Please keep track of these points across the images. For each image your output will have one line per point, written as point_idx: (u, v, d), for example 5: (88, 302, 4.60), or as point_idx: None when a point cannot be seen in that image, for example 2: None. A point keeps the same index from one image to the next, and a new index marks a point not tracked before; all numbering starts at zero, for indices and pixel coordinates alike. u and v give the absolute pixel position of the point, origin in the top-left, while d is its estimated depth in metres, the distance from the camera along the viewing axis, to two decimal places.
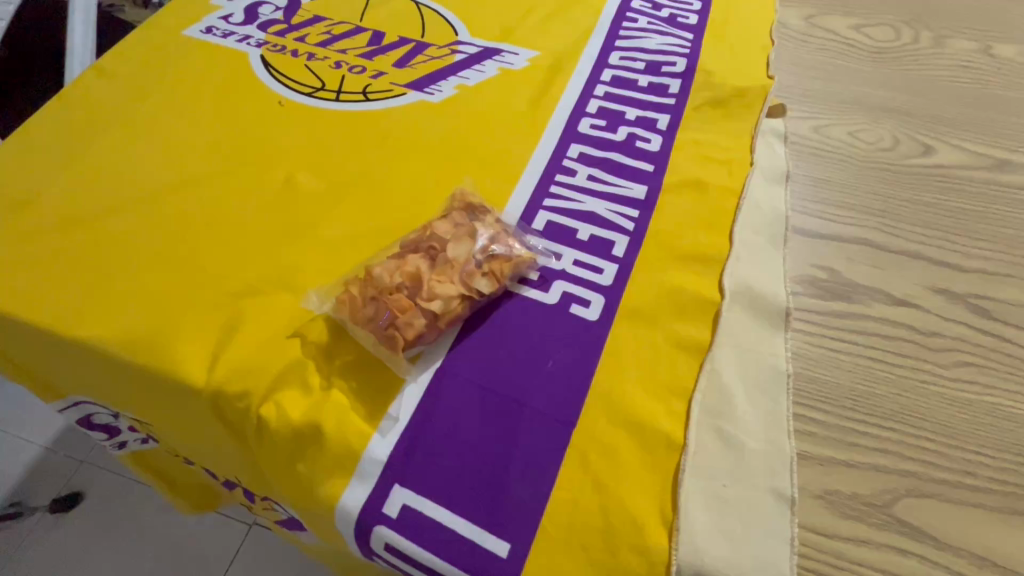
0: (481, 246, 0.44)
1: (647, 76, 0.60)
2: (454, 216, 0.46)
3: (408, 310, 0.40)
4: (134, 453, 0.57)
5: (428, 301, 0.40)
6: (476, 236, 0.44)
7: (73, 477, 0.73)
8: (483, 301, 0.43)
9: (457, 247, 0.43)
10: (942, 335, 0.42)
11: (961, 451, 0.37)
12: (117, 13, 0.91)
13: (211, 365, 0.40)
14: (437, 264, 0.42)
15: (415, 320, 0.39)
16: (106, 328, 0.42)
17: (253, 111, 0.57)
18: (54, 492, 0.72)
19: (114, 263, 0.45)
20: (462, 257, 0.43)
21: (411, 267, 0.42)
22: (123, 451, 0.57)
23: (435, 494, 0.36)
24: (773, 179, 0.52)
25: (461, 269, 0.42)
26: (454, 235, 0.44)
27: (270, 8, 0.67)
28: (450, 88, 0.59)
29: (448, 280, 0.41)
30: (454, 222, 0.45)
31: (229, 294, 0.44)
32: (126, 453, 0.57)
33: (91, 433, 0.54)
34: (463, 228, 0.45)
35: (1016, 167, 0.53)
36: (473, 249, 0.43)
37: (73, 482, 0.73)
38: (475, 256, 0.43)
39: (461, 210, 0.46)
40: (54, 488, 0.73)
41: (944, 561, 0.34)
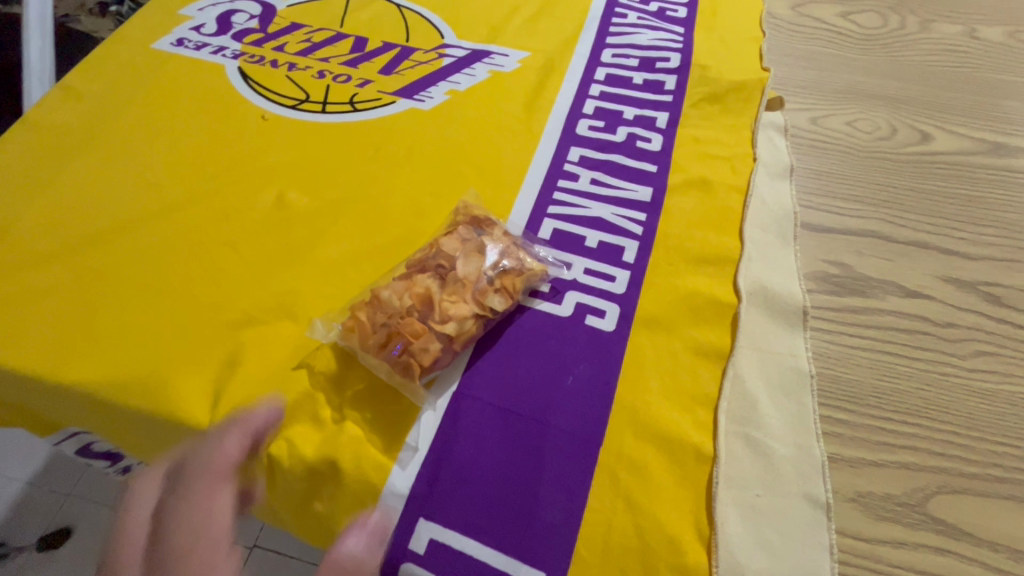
0: (493, 262, 0.42)
1: (641, 74, 0.58)
2: (461, 231, 0.44)
3: (421, 334, 0.38)
4: (141, 477, 0.49)
5: (441, 324, 0.39)
6: (486, 252, 0.43)
7: (59, 510, 0.66)
8: (496, 320, 0.41)
9: (467, 264, 0.42)
10: (957, 325, 0.42)
11: (987, 442, 0.37)
12: (71, 23, 0.87)
13: (214, 403, 0.38)
14: (448, 284, 0.41)
15: (430, 345, 0.38)
16: (96, 369, 0.39)
17: (235, 127, 0.54)
18: (42, 528, 0.65)
19: (99, 298, 0.43)
20: (473, 275, 0.41)
21: (421, 289, 0.40)
22: (129, 475, 0.51)
23: (463, 526, 0.34)
24: (777, 174, 0.51)
25: (473, 288, 0.41)
26: (463, 251, 0.42)
27: (243, 16, 0.64)
28: (441, 94, 0.57)
29: (460, 300, 0.40)
30: (462, 237, 0.43)
31: (227, 325, 0.41)
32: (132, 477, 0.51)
33: (92, 459, 0.49)
34: (471, 244, 0.43)
35: (1011, 150, 0.53)
36: (484, 265, 0.42)
37: (59, 516, 0.66)
38: (486, 272, 0.42)
39: (467, 223, 0.45)
40: (42, 524, 0.66)
41: (981, 557, 0.33)
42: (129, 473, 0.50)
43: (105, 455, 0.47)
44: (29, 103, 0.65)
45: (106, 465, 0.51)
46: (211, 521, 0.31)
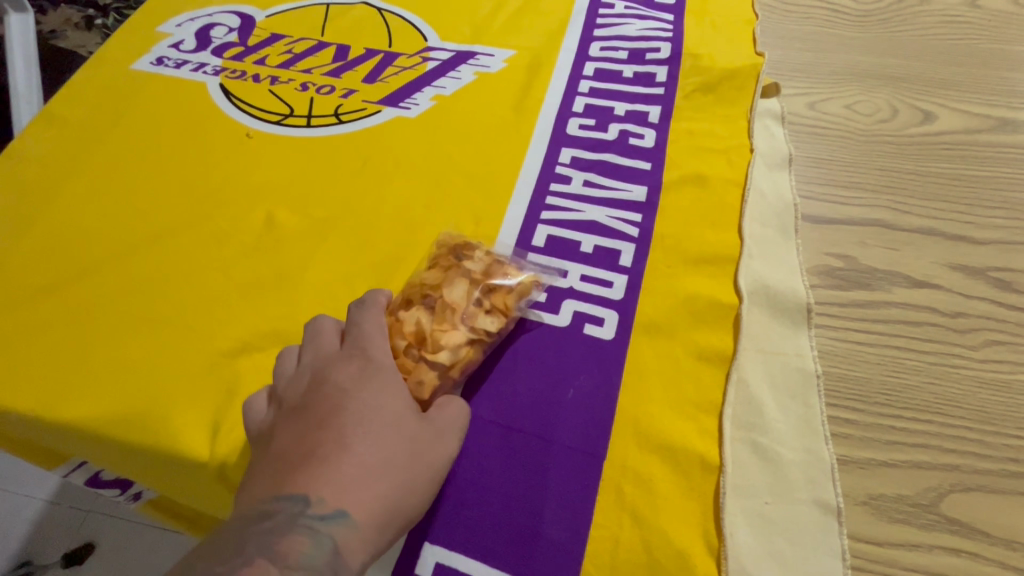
0: (481, 283, 0.40)
1: (631, 67, 0.57)
2: (442, 258, 0.42)
3: (419, 370, 0.36)
4: (151, 502, 0.49)
5: (438, 356, 0.37)
6: (473, 274, 0.41)
7: (80, 530, 0.64)
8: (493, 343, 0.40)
9: (454, 289, 0.40)
10: (966, 315, 0.41)
11: (1002, 436, 0.36)
12: (59, 40, 0.87)
13: (213, 434, 0.38)
14: (437, 314, 0.38)
15: (429, 380, 0.36)
16: (96, 405, 0.39)
17: (220, 146, 0.53)
18: (64, 547, 0.63)
19: (95, 331, 0.42)
20: (463, 300, 0.39)
21: (410, 323, 0.38)
22: (140, 502, 0.50)
23: (467, 549, 0.34)
24: (775, 164, 0.50)
25: (463, 314, 0.39)
26: (447, 277, 0.40)
27: (222, 30, 0.63)
28: (426, 100, 0.55)
29: (453, 329, 0.38)
30: (445, 263, 0.41)
31: (223, 353, 0.41)
32: (143, 503, 0.50)
33: (102, 489, 0.49)
34: (456, 268, 0.41)
35: (1017, 125, 0.52)
36: (472, 288, 0.40)
37: (80, 535, 0.64)
38: (476, 294, 0.40)
39: (447, 248, 0.43)
40: (63, 543, 0.64)
41: (997, 556, 0.33)
42: (140, 500, 0.50)
43: (116, 484, 0.47)
44: (19, 129, 0.64)
45: (118, 494, 0.50)
46: (319, 336, 0.36)
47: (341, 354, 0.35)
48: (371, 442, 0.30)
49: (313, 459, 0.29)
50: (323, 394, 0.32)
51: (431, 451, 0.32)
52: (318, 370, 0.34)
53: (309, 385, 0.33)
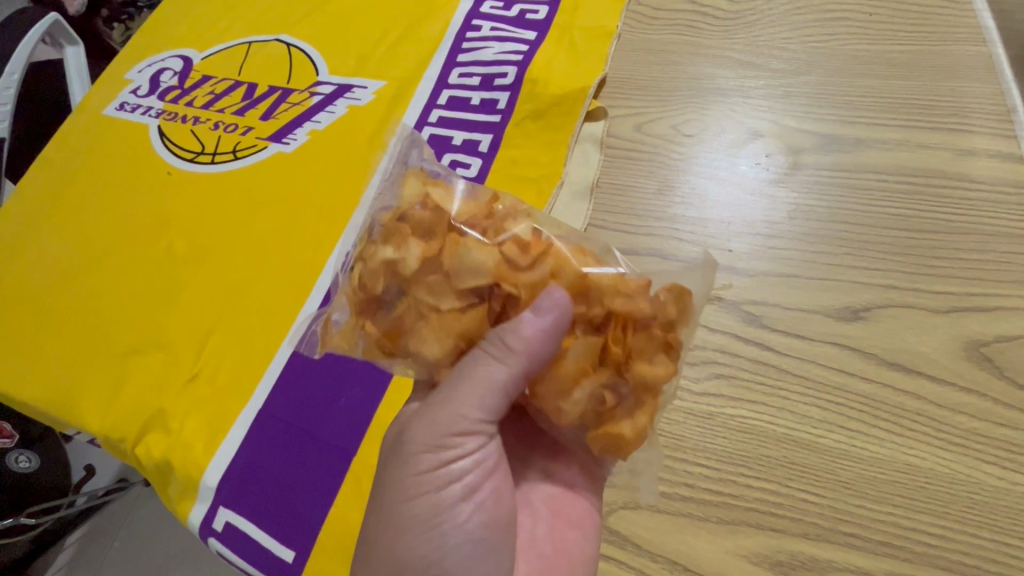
0: (430, 264, 0.34)
1: (480, 93, 0.61)
2: (380, 312, 0.35)
3: (637, 349, 0.33)
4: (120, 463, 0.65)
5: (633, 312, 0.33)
6: (426, 271, 0.34)
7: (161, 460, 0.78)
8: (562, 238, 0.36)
9: (463, 320, 0.34)
10: (702, 348, 0.44)
11: (686, 463, 0.40)
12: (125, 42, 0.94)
13: (103, 416, 0.52)
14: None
15: (645, 339, 0.33)
16: (40, 390, 0.56)
17: (150, 184, 0.66)
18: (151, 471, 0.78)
19: (46, 335, 0.59)
20: (484, 287, 0.33)
21: (563, 357, 0.33)
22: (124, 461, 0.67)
23: (247, 514, 0.47)
24: (578, 193, 0.53)
25: (537, 283, 0.34)
26: (437, 317, 0.34)
27: (169, 74, 0.75)
28: (304, 135, 0.64)
29: (590, 287, 0.33)
30: (402, 313, 0.35)
31: (118, 355, 0.55)
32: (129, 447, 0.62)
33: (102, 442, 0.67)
34: (412, 309, 0.34)
35: (846, 144, 0.50)
36: (453, 271, 0.33)
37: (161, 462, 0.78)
38: (468, 258, 0.33)
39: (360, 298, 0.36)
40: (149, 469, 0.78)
41: (638, 564, 0.38)
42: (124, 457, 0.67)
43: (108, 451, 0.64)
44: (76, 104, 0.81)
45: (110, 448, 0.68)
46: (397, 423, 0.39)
47: (391, 442, 0.36)
48: (389, 533, 0.33)
49: (369, 542, 0.33)
50: (380, 481, 0.35)
51: (437, 472, 0.33)
52: (390, 446, 0.36)
53: (386, 455, 0.36)
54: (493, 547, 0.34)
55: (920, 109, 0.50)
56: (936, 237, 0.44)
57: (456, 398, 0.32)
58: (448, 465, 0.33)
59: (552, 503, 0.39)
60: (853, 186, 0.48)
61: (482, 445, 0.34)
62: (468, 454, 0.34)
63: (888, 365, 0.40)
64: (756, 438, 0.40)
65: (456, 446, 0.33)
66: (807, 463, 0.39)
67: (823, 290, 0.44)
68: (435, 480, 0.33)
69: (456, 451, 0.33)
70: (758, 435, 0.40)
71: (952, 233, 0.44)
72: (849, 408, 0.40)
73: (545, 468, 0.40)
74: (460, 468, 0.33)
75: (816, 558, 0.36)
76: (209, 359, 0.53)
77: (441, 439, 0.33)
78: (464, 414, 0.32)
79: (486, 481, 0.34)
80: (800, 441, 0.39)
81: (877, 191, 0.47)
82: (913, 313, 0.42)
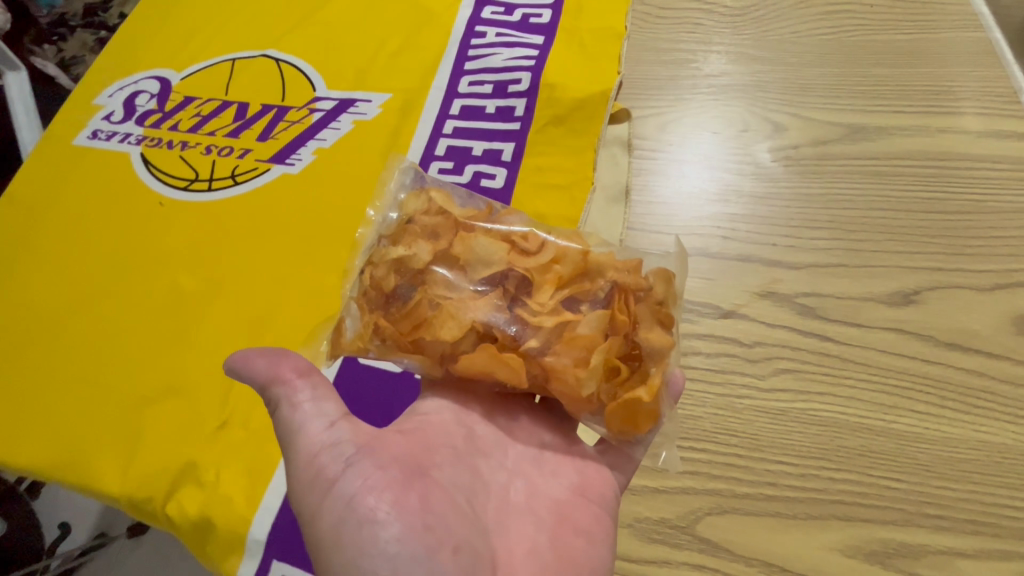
0: (441, 258, 0.35)
1: (494, 100, 0.59)
2: (394, 307, 0.34)
3: (647, 319, 0.34)
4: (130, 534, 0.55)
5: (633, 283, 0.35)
6: (437, 267, 0.35)
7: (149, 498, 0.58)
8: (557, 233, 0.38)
9: (478, 304, 0.34)
10: (763, 344, 0.43)
11: (765, 462, 0.40)
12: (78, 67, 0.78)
13: (122, 475, 0.48)
14: (552, 288, 0.34)
15: (646, 310, 0.35)
16: (43, 456, 0.50)
17: (140, 216, 0.61)
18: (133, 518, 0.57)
19: (40, 392, 0.53)
20: (495, 273, 0.35)
21: (577, 327, 0.33)
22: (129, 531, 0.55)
23: (306, 564, 0.44)
24: (612, 198, 0.52)
25: (543, 267, 0.35)
26: (453, 304, 0.34)
27: (145, 97, 0.70)
28: (309, 154, 0.61)
29: (592, 266, 0.35)
30: (415, 305, 0.34)
31: (130, 407, 0.50)
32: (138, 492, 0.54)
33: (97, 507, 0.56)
34: (427, 300, 0.34)
35: (870, 132, 0.51)
36: (465, 261, 0.35)
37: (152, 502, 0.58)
38: (480, 248, 0.35)
39: (371, 296, 0.35)
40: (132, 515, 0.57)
41: (735, 570, 0.38)
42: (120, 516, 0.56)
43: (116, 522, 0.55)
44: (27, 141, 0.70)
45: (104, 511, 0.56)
46: None
47: None
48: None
49: None
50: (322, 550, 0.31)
51: (326, 504, 0.29)
52: None
53: None
54: (425, 562, 0.27)
55: (932, 95, 0.52)
56: (966, 217, 0.46)
57: (300, 432, 0.31)
58: (333, 490, 0.29)
59: (556, 507, 0.34)
60: (883, 173, 0.49)
61: (354, 453, 0.30)
62: (343, 470, 0.29)
63: (946, 346, 0.42)
64: (831, 429, 0.40)
65: (330, 470, 0.30)
66: (884, 449, 0.39)
67: (871, 277, 0.45)
68: (330, 514, 0.29)
69: (330, 467, 0.30)
70: (833, 426, 0.40)
71: (979, 213, 0.46)
72: (916, 391, 0.40)
73: (550, 470, 0.36)
74: (345, 486, 0.29)
75: (909, 543, 0.37)
76: (238, 402, 0.49)
77: (308, 470, 0.30)
78: (309, 438, 0.31)
79: (385, 488, 0.29)
80: (873, 429, 0.40)
81: (905, 176, 0.49)
82: (961, 293, 0.43)
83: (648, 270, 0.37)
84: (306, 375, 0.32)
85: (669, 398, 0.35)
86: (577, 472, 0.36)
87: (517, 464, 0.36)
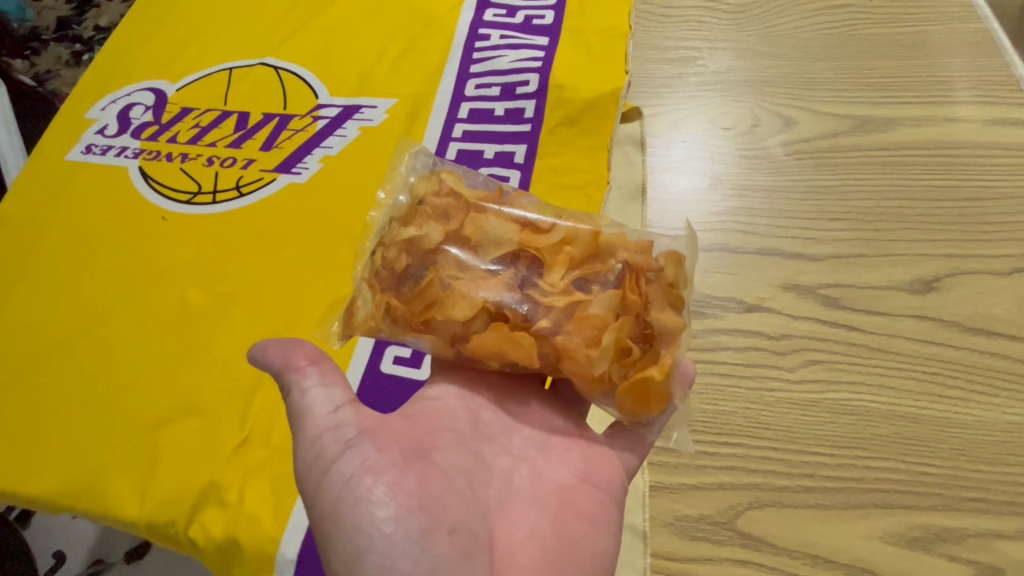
0: (452, 239, 0.34)
1: (503, 103, 0.59)
2: (406, 287, 0.34)
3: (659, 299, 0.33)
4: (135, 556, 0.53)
5: (644, 263, 0.34)
6: (447, 247, 0.34)
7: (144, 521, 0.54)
8: (570, 213, 0.37)
9: (489, 285, 0.33)
10: (790, 337, 0.44)
11: (802, 454, 0.40)
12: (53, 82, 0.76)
13: (141, 499, 0.46)
14: (563, 268, 0.33)
15: (658, 290, 0.34)
16: (54, 484, 0.48)
17: (142, 232, 0.59)
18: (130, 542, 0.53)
19: (47, 418, 0.51)
20: (505, 253, 0.34)
21: (588, 306, 0.32)
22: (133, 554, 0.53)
23: None
24: (629, 196, 0.52)
25: (553, 247, 0.34)
26: (465, 284, 0.33)
27: (140, 110, 0.68)
28: (315, 162, 0.60)
29: (604, 246, 0.34)
30: (426, 286, 0.33)
31: (145, 429, 0.49)
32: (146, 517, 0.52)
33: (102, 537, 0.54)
34: (439, 280, 0.33)
35: (879, 124, 0.52)
36: (477, 242, 0.34)
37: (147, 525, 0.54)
38: (490, 229, 0.34)
39: (382, 277, 0.34)
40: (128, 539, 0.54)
41: (780, 564, 0.38)
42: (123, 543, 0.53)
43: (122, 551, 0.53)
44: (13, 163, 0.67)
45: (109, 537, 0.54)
46: None
47: None
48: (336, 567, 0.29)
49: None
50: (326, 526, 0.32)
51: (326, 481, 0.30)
52: None
53: None
54: (420, 541, 0.28)
55: (936, 85, 0.53)
56: (978, 204, 0.47)
57: (305, 414, 0.31)
58: (333, 469, 0.30)
59: (561, 493, 0.34)
60: (895, 163, 0.50)
61: (356, 435, 0.31)
62: (343, 451, 0.30)
63: (970, 331, 0.42)
64: (864, 418, 0.40)
65: (331, 450, 0.30)
66: (917, 435, 0.39)
67: (892, 266, 0.45)
68: (331, 491, 0.29)
69: (331, 448, 0.30)
70: (865, 414, 0.41)
71: (990, 199, 0.47)
72: (944, 376, 0.41)
73: (557, 456, 0.35)
74: (345, 466, 0.30)
75: (949, 528, 0.37)
76: (259, 418, 0.48)
77: (310, 450, 0.30)
78: (312, 420, 0.31)
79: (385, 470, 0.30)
80: (906, 415, 0.40)
81: (916, 166, 0.49)
82: (980, 279, 0.44)
83: (660, 251, 0.36)
84: (317, 361, 0.33)
85: (683, 379, 0.34)
86: (583, 458, 0.35)
87: (523, 450, 0.35)
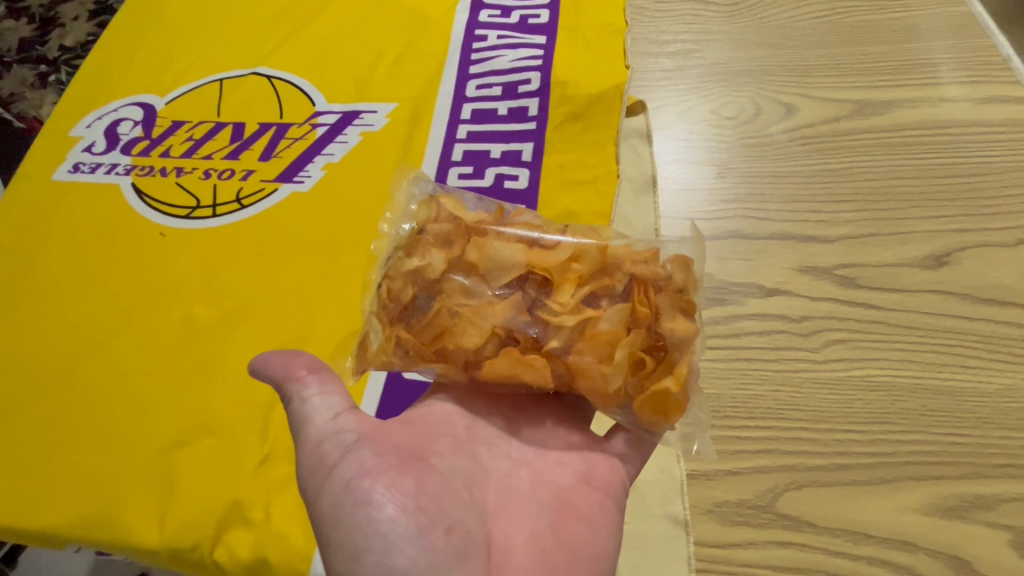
0: (457, 266, 0.33)
1: (506, 102, 0.59)
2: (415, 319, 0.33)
3: (669, 309, 0.32)
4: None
5: (650, 274, 0.33)
6: (452, 275, 0.33)
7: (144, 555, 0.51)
8: (574, 228, 0.36)
9: (498, 310, 0.32)
10: (812, 318, 0.44)
11: (834, 432, 0.40)
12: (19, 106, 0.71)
13: (160, 525, 0.45)
14: (572, 287, 0.32)
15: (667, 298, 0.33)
16: (64, 516, 0.46)
17: (139, 250, 0.57)
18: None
19: (52, 449, 0.48)
20: (512, 277, 0.33)
21: (597, 323, 0.31)
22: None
23: None
24: (640, 188, 0.53)
25: (558, 266, 0.33)
26: (474, 311, 0.32)
27: (129, 125, 0.66)
28: (318, 170, 0.59)
29: (609, 260, 0.33)
30: (434, 318, 0.32)
31: (159, 453, 0.47)
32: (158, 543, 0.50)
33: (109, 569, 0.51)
34: (446, 309, 0.32)
35: (878, 107, 0.53)
36: (484, 268, 0.33)
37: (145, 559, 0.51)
38: (495, 253, 0.33)
39: (390, 311, 0.33)
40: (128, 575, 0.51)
41: (823, 543, 0.38)
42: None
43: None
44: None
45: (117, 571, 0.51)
46: None
47: None
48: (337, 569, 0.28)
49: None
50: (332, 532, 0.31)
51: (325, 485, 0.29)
52: None
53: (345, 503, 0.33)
54: (417, 542, 0.27)
55: (929, 67, 0.55)
56: (979, 179, 0.49)
57: (306, 422, 0.31)
58: (333, 474, 0.29)
59: (560, 494, 0.33)
60: (896, 144, 0.51)
61: (356, 440, 0.30)
62: (342, 455, 0.29)
63: (983, 301, 0.44)
64: (892, 393, 0.41)
65: (331, 455, 0.30)
66: (943, 406, 0.40)
67: (903, 243, 0.46)
68: (331, 495, 0.29)
69: (332, 453, 0.30)
70: (892, 389, 0.41)
71: (990, 174, 0.49)
72: (962, 347, 0.42)
73: (556, 458, 0.35)
74: (345, 469, 0.29)
75: (982, 494, 0.38)
76: (279, 434, 0.47)
77: (311, 456, 0.30)
78: (313, 427, 0.31)
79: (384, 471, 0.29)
80: (931, 387, 0.41)
81: (917, 145, 0.51)
82: (988, 251, 0.46)
83: (665, 257, 0.34)
84: (317, 371, 0.32)
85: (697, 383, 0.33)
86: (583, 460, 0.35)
87: (521, 454, 0.35)
